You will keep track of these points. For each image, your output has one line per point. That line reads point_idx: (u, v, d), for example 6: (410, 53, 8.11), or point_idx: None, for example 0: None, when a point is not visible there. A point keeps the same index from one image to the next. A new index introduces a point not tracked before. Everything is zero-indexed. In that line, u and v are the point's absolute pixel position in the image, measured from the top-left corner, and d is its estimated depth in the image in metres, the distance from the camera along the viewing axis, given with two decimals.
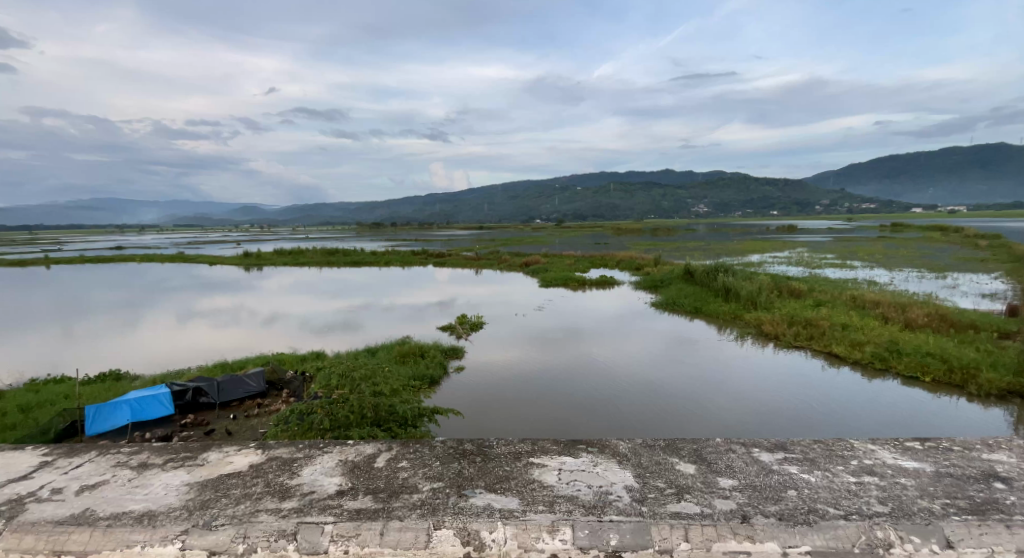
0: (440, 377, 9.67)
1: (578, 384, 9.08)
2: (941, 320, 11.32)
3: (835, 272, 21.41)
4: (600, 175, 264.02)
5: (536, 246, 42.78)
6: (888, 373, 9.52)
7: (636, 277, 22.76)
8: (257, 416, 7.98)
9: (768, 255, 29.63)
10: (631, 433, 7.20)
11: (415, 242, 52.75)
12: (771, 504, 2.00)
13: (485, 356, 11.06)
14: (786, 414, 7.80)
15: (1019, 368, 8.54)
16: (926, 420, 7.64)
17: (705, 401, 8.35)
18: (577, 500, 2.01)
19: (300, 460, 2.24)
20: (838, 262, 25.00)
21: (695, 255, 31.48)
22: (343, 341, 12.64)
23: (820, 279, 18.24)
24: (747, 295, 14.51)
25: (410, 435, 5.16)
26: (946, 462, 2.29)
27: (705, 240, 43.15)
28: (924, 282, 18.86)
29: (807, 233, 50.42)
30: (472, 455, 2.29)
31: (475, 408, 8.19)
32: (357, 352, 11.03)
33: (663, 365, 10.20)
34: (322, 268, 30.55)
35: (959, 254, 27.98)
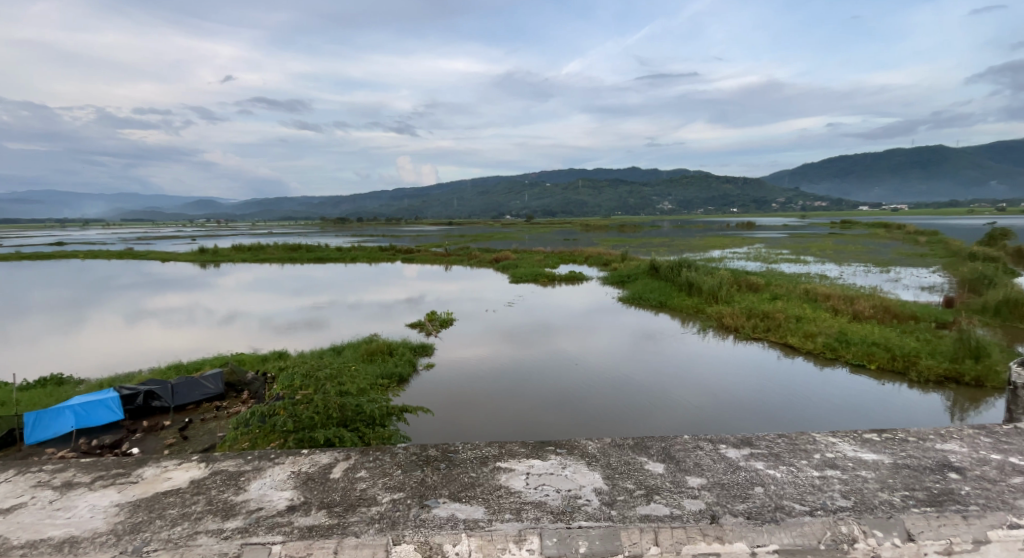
0: (409, 375, 9.49)
1: (547, 380, 9.04)
2: (885, 312, 11.81)
3: (790, 267, 22.03)
4: (568, 175, 264.24)
5: (506, 242, 42.75)
6: (838, 361, 9.85)
7: (605, 273, 22.93)
8: (215, 420, 7.68)
9: (729, 250, 30.52)
10: (599, 429, 7.13)
11: (381, 238, 51.95)
12: (738, 502, 1.99)
13: (454, 353, 10.91)
14: (746, 406, 7.91)
15: (955, 356, 9.03)
16: (876, 407, 7.85)
17: (670, 393, 8.42)
18: (545, 506, 1.95)
19: (249, 473, 2.10)
20: (792, 258, 25.72)
21: (661, 251, 32.25)
22: (305, 341, 12.24)
23: (778, 273, 18.76)
24: (709, 289, 14.75)
25: (377, 435, 5.05)
26: (903, 453, 2.31)
27: (670, 237, 43.83)
28: (868, 276, 19.68)
29: (767, 229, 51.91)
30: (435, 461, 2.19)
31: (444, 406, 8.08)
32: (321, 351, 10.73)
33: (630, 358, 10.32)
34: (283, 264, 29.81)
35: (900, 249, 29.18)
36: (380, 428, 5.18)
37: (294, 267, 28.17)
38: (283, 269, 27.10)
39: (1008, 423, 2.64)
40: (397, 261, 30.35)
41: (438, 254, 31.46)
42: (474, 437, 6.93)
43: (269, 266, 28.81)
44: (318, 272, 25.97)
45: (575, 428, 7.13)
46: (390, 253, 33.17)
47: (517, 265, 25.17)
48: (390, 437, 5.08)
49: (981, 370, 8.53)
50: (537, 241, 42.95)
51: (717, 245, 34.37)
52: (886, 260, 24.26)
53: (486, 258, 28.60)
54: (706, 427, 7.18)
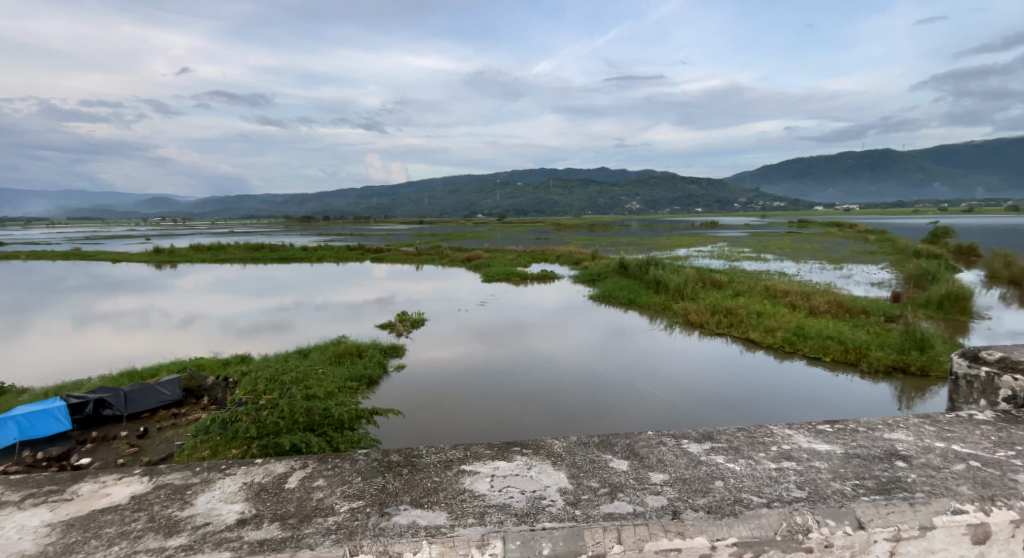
0: (378, 377, 9.33)
1: (519, 379, 9.02)
2: (839, 307, 12.28)
3: (751, 265, 22.71)
4: (535, 174, 265.32)
5: (477, 241, 42.64)
6: (796, 354, 10.17)
7: (575, 271, 23.10)
8: (172, 427, 7.38)
9: (695, 249, 31.22)
10: (571, 427, 7.15)
11: (349, 237, 51.03)
12: (699, 497, 2.01)
13: (426, 354, 10.79)
14: (712, 400, 8.07)
15: (903, 347, 9.47)
16: (833, 398, 8.12)
17: (639, 389, 8.52)
18: (509, 508, 1.93)
19: (196, 485, 2.01)
20: (753, 256, 26.49)
21: (630, 250, 32.75)
22: (270, 343, 11.92)
23: (740, 271, 19.31)
24: (676, 286, 15.05)
25: (346, 438, 4.96)
26: (854, 442, 2.38)
27: (638, 235, 44.55)
28: (823, 272, 20.44)
29: (728, 229, 53.21)
30: (398, 467, 2.15)
31: (415, 407, 7.97)
32: (286, 354, 10.47)
33: (601, 355, 10.42)
34: (245, 264, 28.93)
35: (852, 247, 30.40)
36: (349, 431, 5.08)
37: (257, 267, 27.37)
38: (245, 269, 26.32)
39: (952, 411, 2.74)
40: (365, 260, 29.89)
41: (407, 254, 31.14)
42: (445, 439, 6.86)
43: (230, 266, 27.89)
44: (283, 272, 25.36)
45: (547, 427, 7.15)
46: (358, 252, 32.65)
47: (488, 264, 25.07)
48: (358, 441, 4.99)
49: (925, 361, 8.96)
50: (508, 240, 43.03)
51: (684, 244, 35.11)
52: (839, 258, 25.22)
53: (457, 257, 28.45)
54: (674, 423, 7.30)
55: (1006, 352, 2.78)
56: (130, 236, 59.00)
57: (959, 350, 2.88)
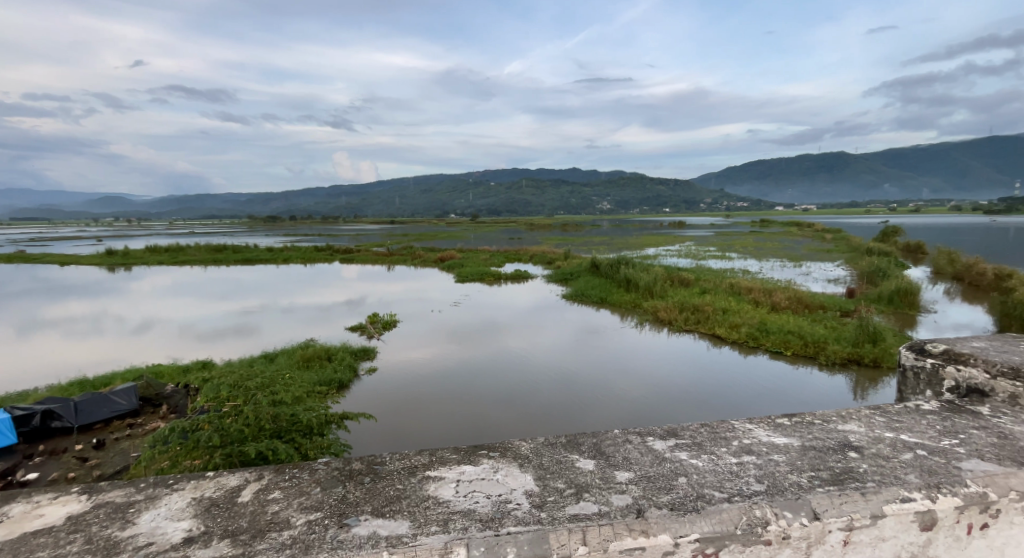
0: (349, 380, 9.15)
1: (493, 379, 8.98)
2: (799, 303, 12.70)
3: (717, 263, 23.29)
4: (504, 173, 265.58)
5: (452, 240, 42.35)
6: (759, 349, 10.45)
7: (547, 271, 23.22)
8: (128, 438, 7.07)
9: (664, 248, 31.86)
10: (545, 426, 7.15)
11: (316, 238, 50.02)
12: (662, 494, 2.03)
13: (398, 355, 10.64)
14: (682, 396, 8.20)
15: (857, 340, 9.87)
16: (796, 391, 8.36)
17: (611, 387, 8.60)
18: (474, 514, 1.91)
19: (140, 502, 1.92)
20: (719, 255, 27.19)
21: (602, 249, 33.18)
22: (235, 348, 11.57)
23: (707, 269, 19.78)
24: (646, 285, 15.30)
25: (314, 444, 4.84)
26: (809, 435, 2.46)
27: (610, 235, 45.17)
28: (784, 270, 21.14)
29: (695, 229, 54.35)
30: (360, 476, 2.10)
31: (387, 411, 7.84)
32: (251, 359, 10.17)
33: (574, 353, 10.48)
34: (207, 266, 28.01)
35: (812, 245, 31.65)
36: (318, 437, 4.97)
37: (219, 269, 26.52)
38: (207, 271, 25.48)
39: (900, 402, 2.85)
40: (334, 261, 29.34)
41: (378, 255, 30.72)
42: (419, 443, 6.76)
43: (189, 268, 26.92)
44: (247, 274, 24.64)
45: (522, 427, 7.14)
46: (326, 253, 32.02)
47: (461, 264, 24.94)
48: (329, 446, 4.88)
49: (878, 352, 9.36)
50: (481, 240, 42.94)
51: (655, 243, 35.62)
52: (798, 256, 26.15)
53: (430, 257, 28.22)
54: (646, 419, 7.39)
55: (949, 345, 2.91)
56: (82, 236, 56.43)
57: (907, 344, 3.01)
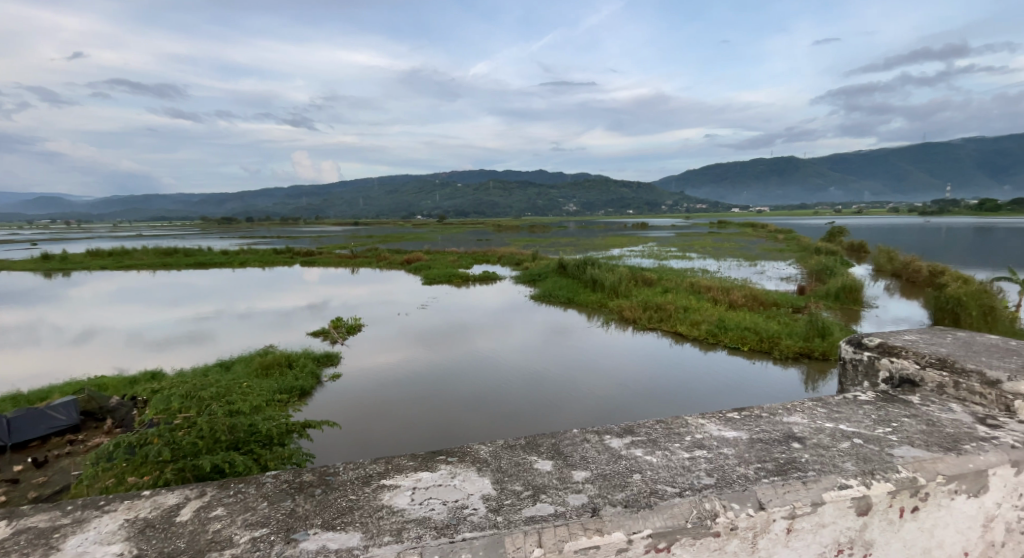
0: (312, 387, 8.91)
1: (461, 382, 8.93)
2: (754, 301, 13.18)
3: (678, 263, 23.93)
4: (466, 173, 265.30)
5: (418, 242, 42.00)
6: (718, 345, 10.77)
7: (515, 272, 23.29)
8: (69, 455, 6.67)
9: (628, 248, 32.54)
10: (513, 428, 7.16)
11: (274, 240, 48.57)
12: (618, 492, 2.06)
13: (364, 360, 10.44)
14: (647, 392, 8.37)
15: (807, 335, 10.34)
16: (754, 385, 8.66)
17: (579, 386, 8.69)
18: (429, 522, 1.89)
19: (66, 527, 1.82)
20: (680, 255, 27.98)
21: (568, 250, 33.56)
22: (191, 356, 11.11)
23: (669, 268, 20.27)
24: (611, 285, 15.53)
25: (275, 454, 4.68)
26: (757, 428, 2.54)
27: (575, 237, 45.78)
28: (741, 269, 21.90)
29: (658, 230, 55.67)
30: (311, 488, 2.04)
31: (353, 417, 7.69)
32: (205, 368, 9.74)
33: (542, 353, 10.55)
34: (156, 270, 26.74)
35: (765, 245, 33.03)
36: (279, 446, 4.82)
37: (170, 274, 25.37)
38: (157, 276, 24.36)
39: (841, 393, 3.00)
40: (294, 264, 28.57)
41: (341, 257, 30.10)
42: (386, 449, 6.65)
43: (138, 273, 25.66)
44: (200, 278, 23.65)
45: (491, 429, 7.14)
46: (286, 256, 31.14)
47: (428, 266, 24.71)
48: (291, 456, 4.72)
49: (826, 346, 9.82)
50: (446, 241, 42.71)
51: (619, 244, 36.24)
52: (753, 255, 27.21)
53: (396, 259, 27.85)
54: (613, 416, 7.49)
55: (884, 338, 3.08)
56: (17, 240, 52.94)
57: (846, 338, 3.17)
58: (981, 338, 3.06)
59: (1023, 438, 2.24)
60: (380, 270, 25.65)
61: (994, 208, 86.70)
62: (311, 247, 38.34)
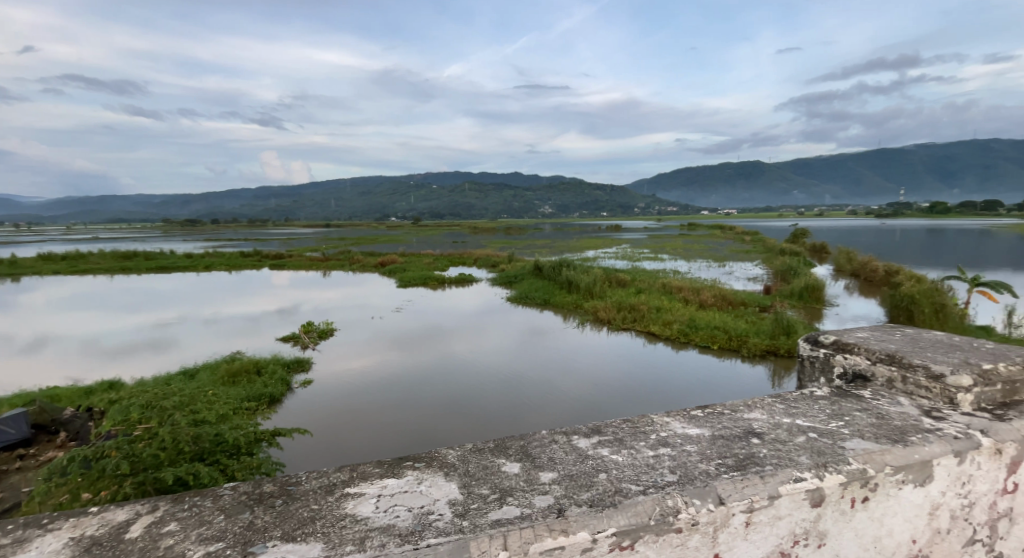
0: (282, 394, 8.70)
1: (437, 386, 8.87)
2: (723, 300, 13.49)
3: (651, 264, 24.32)
4: (436, 176, 264.37)
5: (392, 245, 41.60)
6: (689, 344, 10.98)
7: (491, 274, 23.25)
8: (19, 471, 6.36)
9: (602, 250, 32.94)
10: (489, 431, 7.14)
11: (241, 243, 47.52)
12: (583, 492, 2.08)
13: (337, 365, 10.26)
14: (621, 392, 8.45)
15: (774, 333, 10.64)
16: (726, 382, 8.85)
17: (555, 387, 8.73)
18: (393, 529, 1.87)
19: (7, 548, 1.75)
20: (653, 256, 28.46)
21: (543, 252, 33.79)
22: (154, 365, 10.73)
23: (641, 270, 20.60)
24: (586, 286, 15.67)
25: (242, 464, 4.55)
26: (719, 424, 2.60)
27: (550, 239, 46.11)
28: (710, 270, 22.38)
29: (630, 232, 56.59)
30: (271, 499, 2.00)
31: (325, 424, 7.54)
32: (168, 377, 9.39)
33: (518, 355, 10.56)
34: (116, 275, 25.76)
35: (733, 247, 33.91)
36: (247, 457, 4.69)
37: (131, 279, 24.47)
38: (117, 282, 23.47)
39: (799, 389, 3.10)
40: (263, 268, 27.92)
41: (312, 260, 29.57)
42: (359, 456, 6.55)
43: (97, 278, 24.68)
44: (164, 283, 22.89)
45: (467, 432, 7.12)
46: (255, 260, 30.42)
47: (402, 269, 24.49)
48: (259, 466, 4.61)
49: (792, 344, 10.11)
50: (419, 244, 42.41)
51: (592, 246, 36.61)
52: (722, 256, 27.88)
53: (369, 263, 27.52)
54: (588, 416, 7.55)
55: (838, 336, 3.20)
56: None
57: (804, 336, 3.29)
58: (928, 334, 3.20)
59: (964, 429, 2.35)
60: (353, 273, 25.28)
61: (944, 210, 90.95)
62: (281, 250, 37.55)
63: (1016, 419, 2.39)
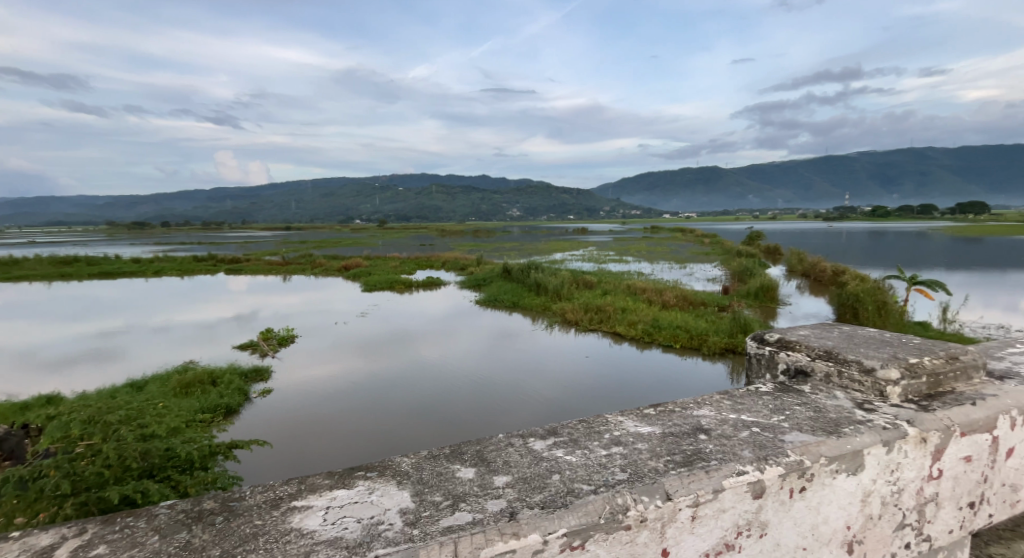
0: (239, 405, 8.39)
1: (404, 392, 8.76)
2: (685, 301, 13.85)
3: (616, 266, 24.75)
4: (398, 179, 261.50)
5: (356, 248, 40.85)
6: (653, 343, 11.22)
7: (460, 277, 23.17)
8: None
9: (569, 252, 33.40)
10: (456, 436, 7.11)
11: (195, 246, 45.70)
12: (536, 494, 2.10)
13: (299, 373, 9.99)
14: (588, 392, 8.56)
15: (732, 331, 10.99)
16: (689, 380, 9.10)
17: (523, 389, 8.77)
18: (340, 542, 1.84)
19: None
20: (618, 258, 28.98)
21: (511, 254, 33.93)
22: (101, 377, 10.19)
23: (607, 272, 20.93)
24: (554, 288, 15.79)
25: (195, 479, 4.38)
26: (670, 422, 2.67)
27: (518, 241, 46.34)
28: (672, 271, 22.94)
29: (595, 234, 57.53)
30: (212, 516, 1.94)
31: (286, 434, 7.33)
32: (113, 390, 8.91)
33: (486, 358, 10.55)
34: (59, 281, 24.38)
35: (693, 248, 34.97)
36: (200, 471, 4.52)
37: (76, 285, 23.19)
38: (60, 288, 22.20)
39: (746, 386, 3.22)
40: (219, 272, 26.94)
41: (272, 264, 28.73)
42: (323, 465, 6.40)
43: (37, 285, 23.30)
44: (112, 289, 21.78)
45: (434, 436, 7.06)
46: (210, 264, 29.32)
47: (367, 273, 24.10)
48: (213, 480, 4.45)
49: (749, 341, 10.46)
50: (386, 247, 41.84)
51: (559, 249, 36.91)
52: (683, 258, 28.63)
53: (333, 266, 26.94)
54: (556, 417, 7.62)
55: (782, 334, 3.34)
56: None
57: (751, 335, 3.41)
58: (863, 331, 3.37)
59: (893, 420, 2.48)
60: (315, 277, 24.70)
61: (885, 214, 95.83)
62: (241, 253, 36.40)
63: (939, 408, 2.54)
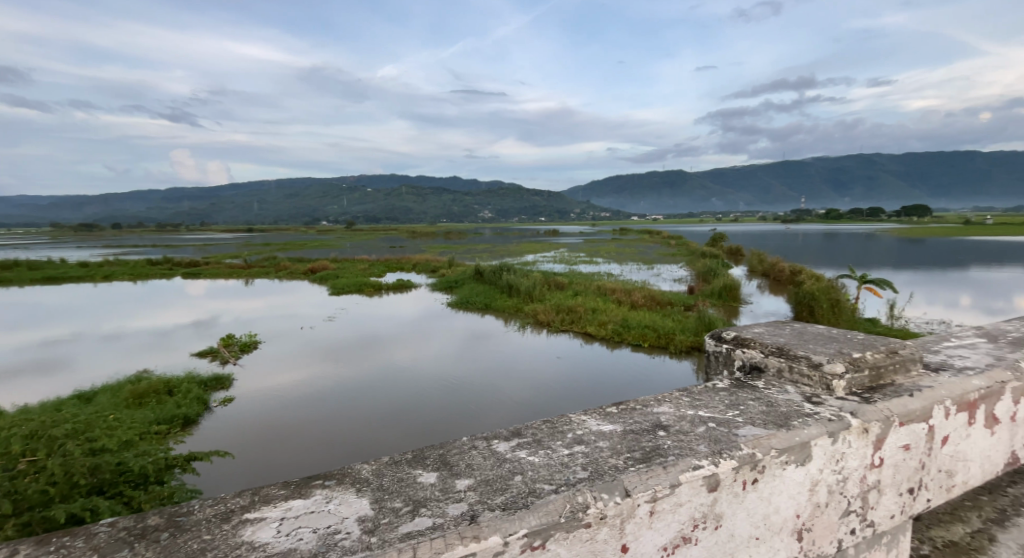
0: (197, 415, 8.09)
1: (373, 397, 8.62)
2: (653, 301, 14.11)
3: (585, 267, 25.03)
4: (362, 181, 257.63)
5: (323, 251, 40.01)
6: (622, 343, 11.37)
7: (430, 279, 22.99)
8: None
9: (540, 254, 33.63)
10: (425, 440, 7.05)
11: (153, 250, 43.98)
12: (497, 496, 2.09)
13: (263, 380, 9.72)
14: (558, 392, 8.61)
15: (698, 330, 11.25)
16: (656, 378, 9.26)
17: (492, 391, 8.75)
18: (294, 553, 1.80)
19: None
20: (588, 260, 29.32)
21: (481, 257, 33.88)
22: (49, 388, 9.67)
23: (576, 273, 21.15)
24: (526, 289, 15.84)
25: (149, 493, 4.20)
26: (631, 420, 2.70)
27: (488, 244, 46.38)
28: (639, 272, 23.36)
29: (564, 236, 58.17)
30: (157, 533, 1.86)
31: (249, 444, 7.11)
32: (60, 402, 8.45)
33: (456, 361, 10.48)
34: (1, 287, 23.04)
35: (659, 250, 35.73)
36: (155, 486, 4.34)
37: (20, 291, 21.96)
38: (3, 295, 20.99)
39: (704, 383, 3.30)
40: (177, 276, 25.96)
41: (234, 267, 27.86)
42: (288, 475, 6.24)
43: None
44: (60, 295, 20.72)
45: (403, 442, 6.97)
46: (167, 268, 28.22)
47: (334, 275, 23.64)
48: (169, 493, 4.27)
49: None
50: (354, 249, 41.18)
51: (529, 250, 37.05)
52: (650, 259, 29.19)
53: (298, 269, 26.33)
54: (525, 418, 7.64)
55: (738, 332, 3.43)
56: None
57: (710, 333, 3.49)
58: (814, 328, 3.50)
59: (839, 413, 2.58)
60: (279, 281, 24.07)
61: (838, 216, 99.79)
62: (201, 256, 35.20)
63: (881, 400, 2.66)
